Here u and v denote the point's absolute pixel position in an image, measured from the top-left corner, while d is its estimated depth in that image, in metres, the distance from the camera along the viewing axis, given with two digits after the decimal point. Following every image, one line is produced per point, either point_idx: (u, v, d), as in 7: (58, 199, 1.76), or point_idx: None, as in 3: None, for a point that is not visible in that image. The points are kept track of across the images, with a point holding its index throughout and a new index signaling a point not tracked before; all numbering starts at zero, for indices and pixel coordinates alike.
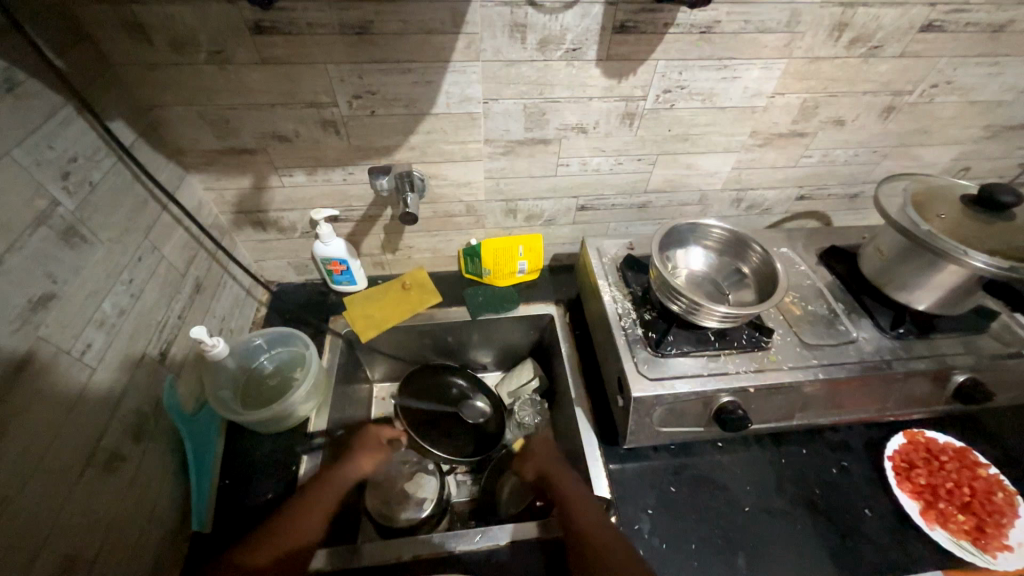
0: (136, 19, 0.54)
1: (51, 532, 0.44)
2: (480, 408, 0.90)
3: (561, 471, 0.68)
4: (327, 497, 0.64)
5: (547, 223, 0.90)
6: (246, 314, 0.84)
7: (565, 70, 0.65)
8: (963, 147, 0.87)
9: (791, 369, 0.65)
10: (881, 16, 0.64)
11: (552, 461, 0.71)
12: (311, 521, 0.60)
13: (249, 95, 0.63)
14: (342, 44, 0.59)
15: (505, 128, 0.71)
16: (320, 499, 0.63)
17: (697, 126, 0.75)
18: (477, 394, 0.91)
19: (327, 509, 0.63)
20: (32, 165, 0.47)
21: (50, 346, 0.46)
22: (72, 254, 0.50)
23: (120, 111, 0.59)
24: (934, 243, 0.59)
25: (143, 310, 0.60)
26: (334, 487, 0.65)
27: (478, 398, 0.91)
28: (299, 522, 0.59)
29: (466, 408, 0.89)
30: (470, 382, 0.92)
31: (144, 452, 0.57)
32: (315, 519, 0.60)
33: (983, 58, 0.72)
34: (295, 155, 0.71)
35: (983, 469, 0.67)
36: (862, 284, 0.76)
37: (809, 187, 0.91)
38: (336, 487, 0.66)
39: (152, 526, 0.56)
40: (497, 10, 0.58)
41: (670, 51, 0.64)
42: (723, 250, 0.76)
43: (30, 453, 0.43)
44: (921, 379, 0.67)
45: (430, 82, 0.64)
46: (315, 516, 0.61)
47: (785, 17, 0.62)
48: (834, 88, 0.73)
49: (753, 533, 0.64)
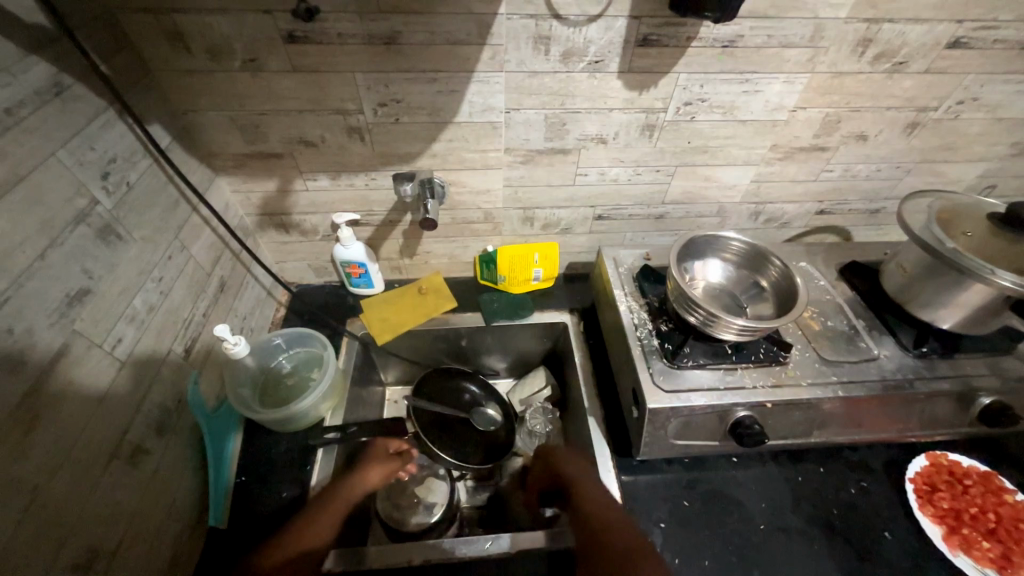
0: (177, 28, 0.56)
1: (77, 523, 0.45)
2: (493, 416, 0.90)
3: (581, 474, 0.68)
4: (340, 503, 0.64)
5: (564, 231, 0.90)
6: (266, 314, 0.86)
7: (587, 82, 0.66)
8: (990, 164, 0.85)
9: (810, 385, 0.64)
10: (906, 32, 0.64)
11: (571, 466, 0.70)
12: (324, 525, 0.61)
13: (279, 102, 0.65)
14: (369, 53, 0.60)
15: (525, 137, 0.72)
16: (333, 504, 0.63)
17: (716, 139, 0.75)
18: (488, 403, 0.91)
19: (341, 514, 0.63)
20: (75, 165, 0.49)
21: (84, 339, 0.48)
22: (107, 250, 0.52)
23: (157, 114, 0.61)
24: (960, 261, 0.59)
25: (170, 308, 0.61)
26: (346, 493, 0.66)
27: (490, 403, 0.91)
28: (311, 527, 0.60)
29: (479, 414, 0.89)
30: (481, 389, 0.92)
31: (166, 447, 0.58)
32: (326, 525, 0.61)
33: (1012, 76, 0.71)
34: (320, 160, 0.72)
35: (1009, 495, 0.65)
36: (883, 301, 0.75)
37: (829, 202, 0.90)
38: (349, 495, 0.66)
39: (171, 520, 0.57)
40: (522, 23, 0.59)
41: (692, 64, 0.65)
42: (742, 264, 0.76)
43: (60, 443, 0.44)
44: (945, 399, 0.66)
45: (454, 92, 0.65)
46: (328, 520, 0.61)
47: (808, 32, 0.62)
48: (857, 103, 0.72)
49: (768, 552, 0.63)
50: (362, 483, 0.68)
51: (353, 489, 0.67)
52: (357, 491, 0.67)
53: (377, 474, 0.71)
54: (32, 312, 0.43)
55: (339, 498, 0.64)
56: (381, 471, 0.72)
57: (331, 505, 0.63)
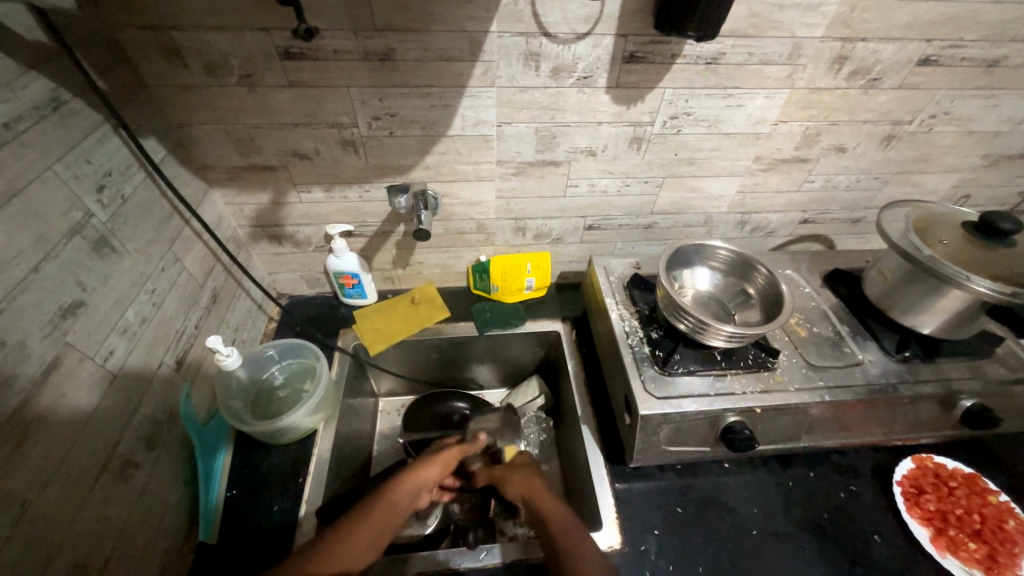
0: (175, 45, 0.57)
1: (65, 539, 0.44)
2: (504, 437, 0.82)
3: (554, 514, 0.61)
4: (383, 515, 0.55)
5: (555, 241, 0.92)
6: (257, 327, 0.85)
7: (575, 96, 0.68)
8: (963, 174, 0.89)
9: (798, 391, 0.66)
10: (880, 50, 0.67)
11: (538, 492, 0.65)
12: (363, 537, 0.52)
13: (275, 116, 0.66)
14: (366, 69, 0.62)
15: (517, 150, 0.74)
16: (372, 515, 0.55)
17: (703, 151, 0.77)
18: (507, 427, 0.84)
19: (382, 532, 0.54)
20: (71, 178, 0.49)
21: (75, 352, 0.48)
22: (101, 263, 0.52)
23: (153, 128, 0.62)
24: (936, 268, 0.61)
25: (162, 320, 0.61)
26: (389, 497, 0.57)
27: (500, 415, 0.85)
28: (350, 535, 0.51)
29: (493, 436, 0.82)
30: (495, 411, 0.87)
31: (156, 461, 0.57)
32: (362, 545, 0.51)
33: (980, 91, 0.74)
34: (314, 172, 0.73)
35: (993, 495, 0.67)
36: (865, 307, 0.77)
37: (812, 212, 0.93)
38: (397, 504, 0.57)
39: (159, 536, 0.56)
40: (513, 40, 0.61)
41: (677, 80, 0.67)
42: (730, 272, 0.78)
43: (51, 457, 0.44)
44: (928, 403, 0.67)
45: (447, 106, 0.67)
46: (365, 536, 0.52)
47: (787, 50, 0.65)
48: (835, 117, 0.75)
49: (760, 557, 0.63)
50: (414, 483, 0.61)
51: (401, 495, 0.59)
52: (407, 495, 0.59)
53: (435, 468, 0.64)
54: (26, 325, 0.43)
55: (381, 509, 0.56)
56: (435, 467, 0.65)
57: (373, 515, 0.54)
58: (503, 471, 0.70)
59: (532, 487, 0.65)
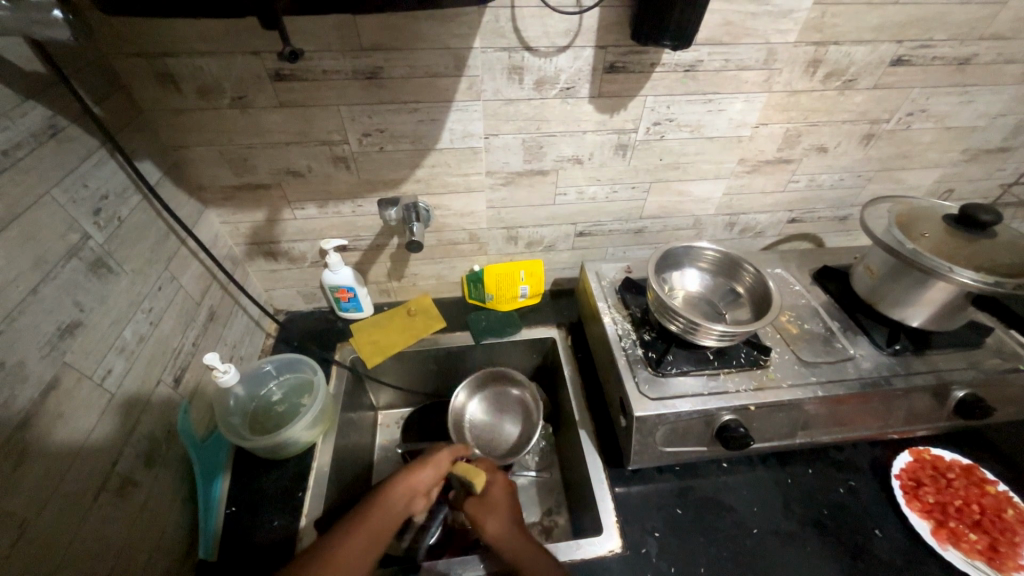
0: (168, 71, 0.59)
1: (64, 559, 0.44)
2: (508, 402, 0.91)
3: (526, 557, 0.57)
4: (381, 519, 0.54)
5: (547, 249, 0.93)
6: (255, 343, 0.86)
7: (560, 107, 0.70)
8: (944, 169, 0.91)
9: (791, 387, 0.66)
10: (852, 53, 0.69)
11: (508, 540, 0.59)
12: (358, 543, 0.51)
13: (266, 135, 0.67)
14: (355, 87, 0.63)
15: (505, 161, 0.76)
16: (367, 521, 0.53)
17: (687, 155, 0.79)
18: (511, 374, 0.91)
19: (377, 538, 0.53)
20: (68, 203, 0.50)
21: (74, 372, 0.49)
22: (98, 284, 0.53)
23: (149, 152, 0.63)
24: (920, 261, 0.62)
25: (160, 338, 0.62)
26: (385, 501, 0.56)
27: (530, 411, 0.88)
28: (347, 540, 0.51)
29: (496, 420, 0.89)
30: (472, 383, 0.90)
31: (155, 479, 0.58)
32: (363, 545, 0.51)
33: (954, 88, 0.76)
34: (307, 189, 0.75)
35: (991, 485, 0.67)
36: (855, 302, 0.78)
37: (799, 211, 0.95)
38: (390, 509, 0.56)
39: (158, 556, 0.56)
40: (496, 56, 0.63)
41: (657, 88, 0.69)
42: (718, 272, 0.79)
43: (50, 477, 0.44)
44: (921, 394, 0.68)
45: (434, 120, 0.69)
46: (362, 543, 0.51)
47: (762, 56, 0.67)
48: (815, 118, 0.77)
49: (761, 556, 0.63)
50: (409, 486, 0.59)
51: (396, 499, 0.57)
52: (402, 498, 0.58)
53: (429, 473, 0.61)
54: (24, 346, 0.44)
55: (377, 513, 0.55)
56: (430, 470, 0.62)
57: (369, 520, 0.53)
58: (481, 508, 0.63)
59: (500, 533, 0.59)
